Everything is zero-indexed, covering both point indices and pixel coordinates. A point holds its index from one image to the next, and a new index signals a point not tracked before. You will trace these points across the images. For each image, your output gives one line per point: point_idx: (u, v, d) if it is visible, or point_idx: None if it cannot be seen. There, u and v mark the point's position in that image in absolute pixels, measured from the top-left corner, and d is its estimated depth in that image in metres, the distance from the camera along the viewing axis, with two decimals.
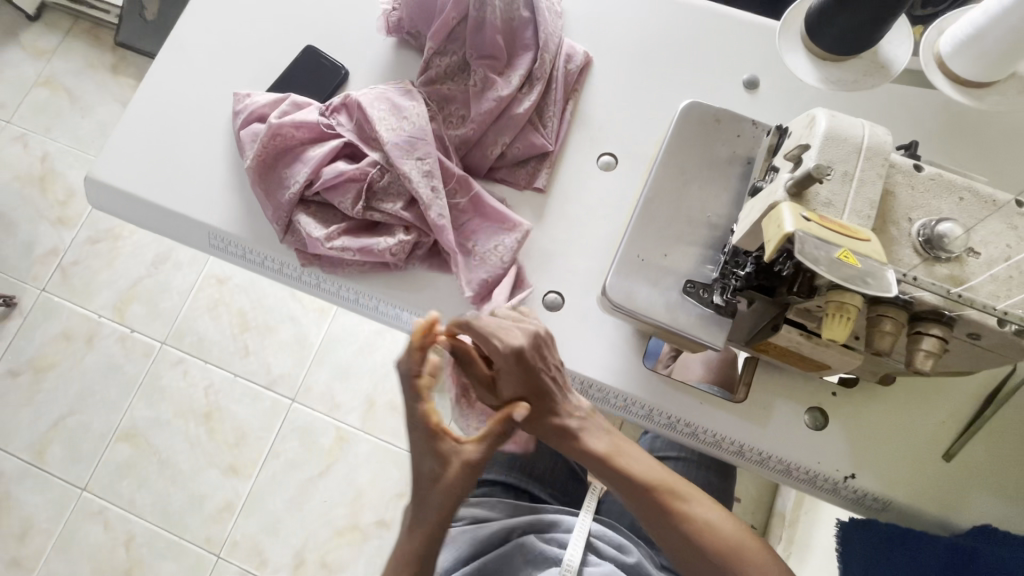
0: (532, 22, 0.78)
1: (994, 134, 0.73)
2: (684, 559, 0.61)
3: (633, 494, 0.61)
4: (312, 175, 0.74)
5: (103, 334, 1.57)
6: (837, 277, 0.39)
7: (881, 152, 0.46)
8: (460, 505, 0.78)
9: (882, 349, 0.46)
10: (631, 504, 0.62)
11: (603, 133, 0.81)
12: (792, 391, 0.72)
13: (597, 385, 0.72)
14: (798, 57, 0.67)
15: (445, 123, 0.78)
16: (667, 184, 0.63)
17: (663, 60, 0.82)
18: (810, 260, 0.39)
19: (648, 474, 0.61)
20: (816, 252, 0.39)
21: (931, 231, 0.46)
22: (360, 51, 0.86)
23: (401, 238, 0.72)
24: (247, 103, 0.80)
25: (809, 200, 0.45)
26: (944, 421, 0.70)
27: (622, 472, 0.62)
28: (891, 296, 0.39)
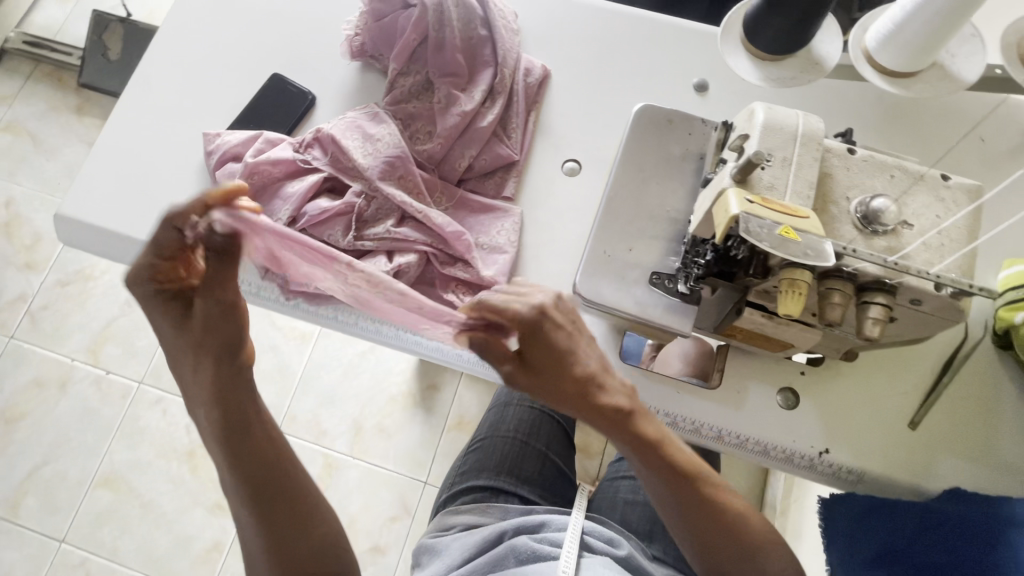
0: (490, 40, 0.82)
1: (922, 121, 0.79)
2: (722, 544, 0.62)
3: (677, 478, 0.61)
4: (295, 212, 0.76)
5: (78, 378, 1.53)
6: (782, 251, 0.41)
7: (815, 138, 0.50)
8: (451, 513, 0.79)
9: (833, 320, 0.49)
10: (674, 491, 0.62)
11: (565, 141, 0.84)
12: (763, 373, 0.75)
13: None
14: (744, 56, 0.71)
15: (413, 139, 0.80)
16: (626, 183, 0.67)
17: (617, 69, 0.87)
18: (754, 236, 0.41)
19: (689, 458, 0.63)
20: (760, 229, 0.42)
21: (867, 207, 0.50)
22: (326, 77, 0.88)
23: (380, 267, 0.73)
24: (219, 143, 0.81)
25: (754, 185, 0.48)
26: (907, 390, 0.74)
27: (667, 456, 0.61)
28: (831, 265, 0.41)
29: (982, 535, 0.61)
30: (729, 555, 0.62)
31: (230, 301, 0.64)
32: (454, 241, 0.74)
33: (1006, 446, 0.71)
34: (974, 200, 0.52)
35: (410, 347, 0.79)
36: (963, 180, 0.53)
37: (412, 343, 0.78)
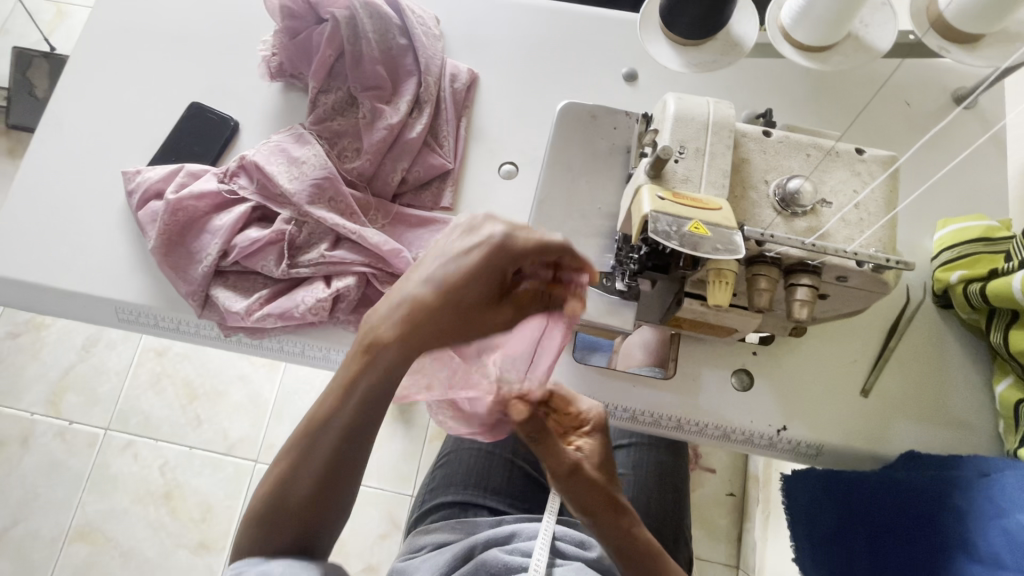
0: (410, 48, 0.80)
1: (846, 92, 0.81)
2: None
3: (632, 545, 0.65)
4: (225, 245, 0.73)
5: (39, 432, 1.47)
6: (692, 248, 0.41)
7: (727, 125, 0.49)
8: (421, 533, 0.77)
9: (761, 306, 0.49)
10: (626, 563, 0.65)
11: (500, 144, 0.83)
12: (716, 357, 0.75)
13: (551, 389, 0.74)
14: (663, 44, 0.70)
15: (341, 157, 0.78)
16: (556, 184, 0.66)
17: (546, 65, 0.85)
18: (660, 237, 0.41)
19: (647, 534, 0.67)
20: (668, 228, 0.42)
21: (784, 190, 0.50)
22: (247, 101, 0.85)
23: (318, 295, 0.71)
24: (139, 181, 0.78)
25: (668, 179, 0.47)
26: (857, 359, 0.74)
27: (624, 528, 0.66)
28: (742, 255, 0.41)
29: (927, 494, 0.59)
30: None
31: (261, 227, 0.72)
32: (393, 259, 0.72)
33: (954, 403, 0.72)
34: (890, 170, 0.52)
35: None
36: (879, 152, 0.53)
37: None
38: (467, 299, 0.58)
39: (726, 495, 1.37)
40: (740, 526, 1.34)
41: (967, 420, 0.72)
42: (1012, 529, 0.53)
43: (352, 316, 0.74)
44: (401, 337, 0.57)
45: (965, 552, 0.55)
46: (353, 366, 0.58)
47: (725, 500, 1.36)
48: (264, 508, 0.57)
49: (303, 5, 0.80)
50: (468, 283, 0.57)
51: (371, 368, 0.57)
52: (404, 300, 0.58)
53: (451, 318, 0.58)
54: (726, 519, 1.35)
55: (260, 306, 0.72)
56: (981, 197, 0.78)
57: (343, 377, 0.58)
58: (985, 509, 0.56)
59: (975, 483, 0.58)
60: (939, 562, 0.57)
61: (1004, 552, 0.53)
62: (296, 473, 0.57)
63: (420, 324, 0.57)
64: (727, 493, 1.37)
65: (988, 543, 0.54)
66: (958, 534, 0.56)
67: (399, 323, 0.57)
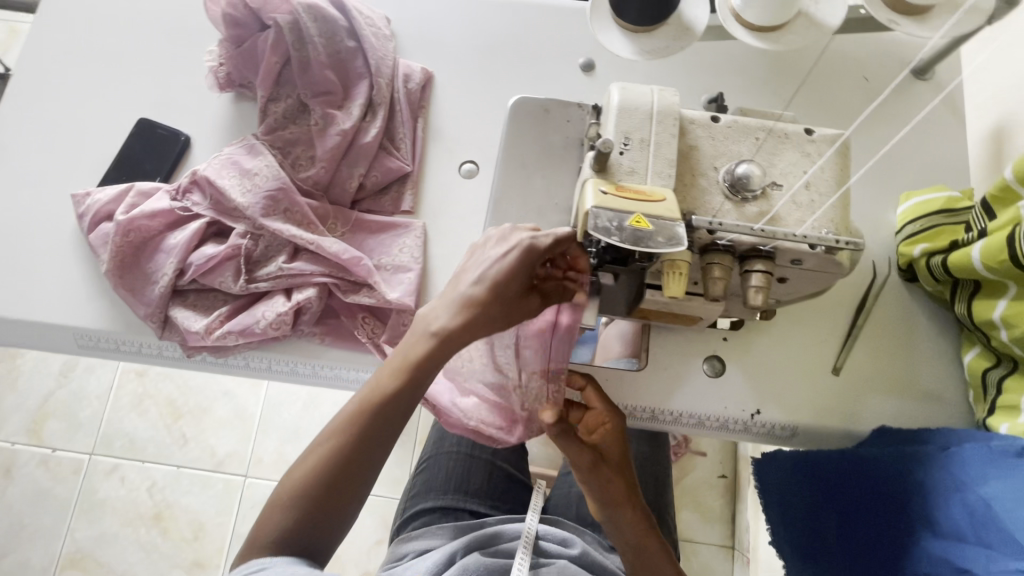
0: (360, 51, 0.79)
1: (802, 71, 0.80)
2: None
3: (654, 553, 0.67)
4: (180, 264, 0.72)
5: (22, 462, 1.45)
6: (633, 244, 0.41)
7: (671, 114, 0.49)
8: (402, 542, 0.75)
9: (716, 295, 0.49)
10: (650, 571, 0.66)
11: (459, 142, 0.81)
12: (687, 346, 0.74)
13: None
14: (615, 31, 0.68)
15: (295, 166, 0.76)
16: (511, 182, 0.65)
17: (502, 59, 0.84)
18: (600, 233, 0.40)
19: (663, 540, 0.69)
20: (608, 224, 0.41)
21: (733, 175, 0.49)
22: (197, 113, 0.83)
23: (278, 308, 0.69)
24: (89, 203, 0.76)
25: (613, 172, 0.47)
26: (827, 338, 0.74)
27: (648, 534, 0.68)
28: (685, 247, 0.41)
29: (890, 472, 0.59)
30: None
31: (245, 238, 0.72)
32: (353, 267, 0.71)
33: (924, 376, 0.73)
34: (839, 149, 0.51)
35: (333, 382, 0.76)
36: (828, 131, 0.52)
37: (332, 376, 0.75)
38: (510, 295, 0.58)
39: (719, 477, 1.38)
40: (733, 507, 1.35)
41: (937, 392, 0.72)
42: (972, 503, 0.54)
43: (316, 328, 0.73)
44: (461, 327, 0.58)
45: (929, 528, 0.56)
46: (416, 350, 0.58)
47: (717, 482, 1.36)
48: (305, 491, 0.53)
49: (245, 12, 0.78)
50: (521, 272, 0.57)
51: (420, 363, 0.57)
52: (455, 298, 0.59)
53: (497, 314, 0.58)
54: (720, 500, 1.35)
55: (220, 324, 0.70)
56: (941, 169, 0.78)
57: (391, 374, 0.57)
58: (946, 484, 0.56)
59: (935, 459, 0.58)
60: (904, 539, 0.57)
61: (965, 526, 0.54)
62: (339, 457, 0.54)
63: (477, 315, 0.58)
64: (719, 475, 1.37)
65: (950, 518, 0.55)
66: (922, 510, 0.57)
67: (452, 317, 0.58)
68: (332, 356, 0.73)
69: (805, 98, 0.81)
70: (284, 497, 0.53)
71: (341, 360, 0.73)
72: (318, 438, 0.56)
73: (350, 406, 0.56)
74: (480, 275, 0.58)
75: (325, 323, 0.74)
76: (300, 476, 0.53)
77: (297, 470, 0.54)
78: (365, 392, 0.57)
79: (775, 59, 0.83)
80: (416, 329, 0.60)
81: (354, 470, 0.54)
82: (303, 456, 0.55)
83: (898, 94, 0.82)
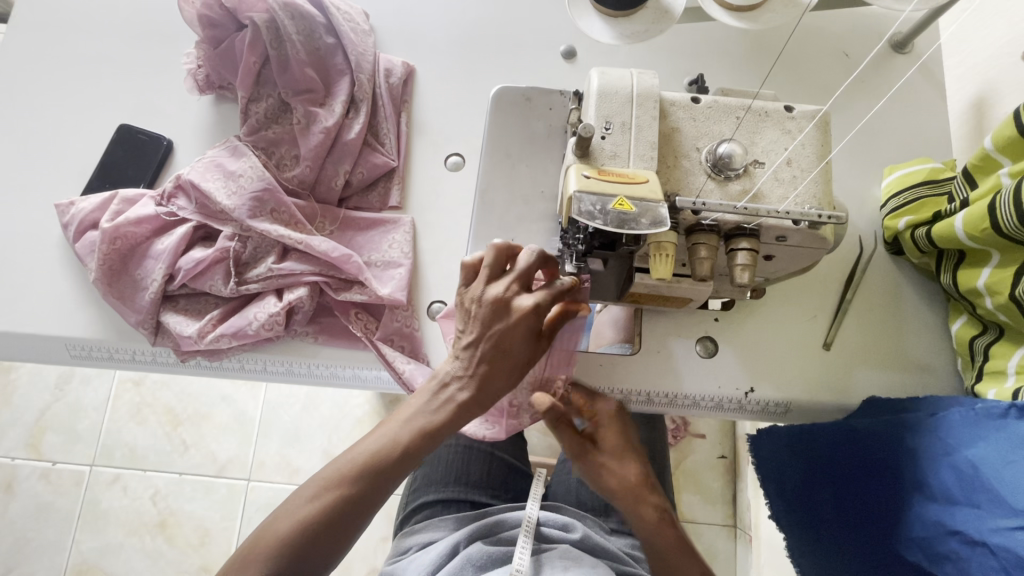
0: (339, 47, 0.78)
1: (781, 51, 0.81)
2: None
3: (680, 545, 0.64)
4: (169, 269, 0.71)
5: (23, 476, 1.45)
6: (616, 226, 0.41)
7: (651, 96, 0.49)
8: (406, 535, 0.75)
9: (703, 275, 0.49)
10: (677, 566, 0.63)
11: (444, 135, 0.81)
12: (679, 328, 0.75)
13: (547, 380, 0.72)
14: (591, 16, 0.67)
15: (280, 166, 0.76)
16: (496, 172, 0.65)
17: (483, 50, 0.84)
18: (583, 218, 0.41)
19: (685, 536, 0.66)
20: (591, 209, 0.42)
21: (715, 156, 0.49)
22: (177, 118, 0.82)
23: (270, 309, 0.69)
24: (73, 212, 0.75)
25: (596, 157, 0.47)
26: (817, 314, 0.75)
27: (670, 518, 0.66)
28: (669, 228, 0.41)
29: (880, 440, 0.60)
30: None
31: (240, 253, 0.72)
32: (343, 264, 0.70)
33: (913, 347, 0.74)
34: (819, 124, 0.51)
35: (330, 381, 0.76)
36: (807, 107, 0.52)
37: (327, 375, 0.75)
38: (522, 358, 0.56)
39: (719, 458, 1.39)
40: (734, 486, 1.36)
41: (927, 363, 0.73)
42: (960, 465, 0.54)
43: (309, 327, 0.73)
44: (479, 395, 0.56)
45: (922, 494, 0.56)
46: (438, 415, 0.57)
47: (718, 462, 1.38)
48: (299, 534, 0.51)
49: (221, 13, 0.77)
50: (527, 336, 0.56)
51: (440, 430, 0.56)
52: (466, 362, 0.57)
53: (512, 379, 0.57)
54: (720, 481, 1.37)
55: (213, 328, 0.70)
56: (924, 141, 0.79)
57: (409, 432, 0.56)
58: (936, 449, 0.57)
59: (924, 424, 0.59)
60: (898, 505, 0.58)
61: (955, 488, 0.54)
62: (346, 507, 0.53)
63: (488, 373, 0.56)
64: (719, 456, 1.39)
65: (940, 481, 0.55)
66: (914, 476, 0.57)
67: (471, 387, 0.56)
68: (327, 354, 0.73)
69: (787, 77, 0.82)
70: (278, 536, 0.51)
71: (336, 359, 0.73)
72: (319, 483, 0.54)
73: (360, 460, 0.54)
74: (484, 340, 0.56)
75: (319, 322, 0.74)
76: (299, 519, 0.52)
77: (293, 513, 0.52)
78: (381, 447, 0.55)
79: (755, 40, 0.83)
80: (432, 393, 0.58)
81: (352, 519, 0.53)
82: (301, 498, 0.53)
83: (879, 68, 0.82)
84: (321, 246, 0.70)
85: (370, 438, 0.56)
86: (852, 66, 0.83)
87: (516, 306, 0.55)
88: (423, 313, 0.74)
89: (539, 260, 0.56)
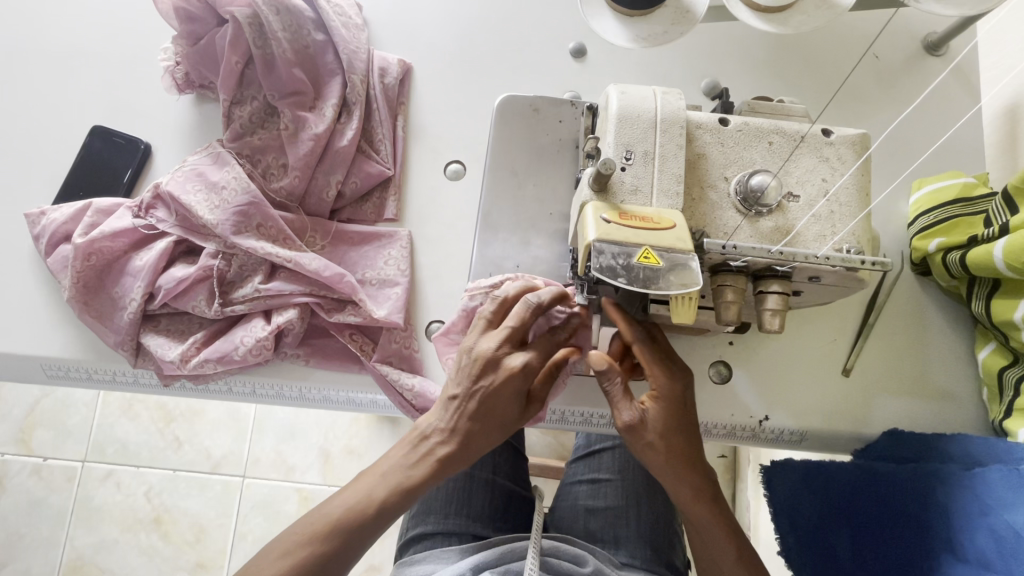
0: (330, 45, 0.72)
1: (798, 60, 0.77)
2: None
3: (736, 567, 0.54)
4: (149, 287, 0.66)
5: (14, 472, 1.42)
6: (639, 283, 0.38)
7: (676, 122, 0.44)
8: (405, 566, 0.71)
9: (729, 321, 0.45)
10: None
11: (444, 140, 0.75)
12: (691, 351, 0.70)
13: (553, 408, 0.69)
14: (599, 11, 0.56)
15: (266, 176, 0.70)
16: (502, 190, 0.61)
17: (486, 48, 0.77)
18: (606, 275, 0.37)
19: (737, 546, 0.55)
20: (614, 263, 0.38)
21: (746, 187, 0.44)
22: (155, 118, 0.76)
23: (258, 333, 0.65)
24: (45, 222, 0.70)
25: (616, 191, 0.43)
26: (837, 338, 0.71)
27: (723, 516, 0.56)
28: (699, 286, 0.38)
29: (911, 491, 0.59)
30: None
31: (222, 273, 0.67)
32: (336, 284, 0.66)
33: (935, 372, 0.70)
34: (860, 152, 0.46)
35: (323, 404, 0.72)
36: (847, 131, 0.47)
37: (318, 398, 0.71)
38: (507, 418, 0.53)
39: (719, 457, 1.37)
40: (734, 486, 1.34)
41: (950, 390, 0.69)
42: (1000, 530, 0.52)
43: (300, 349, 0.68)
44: (459, 452, 0.53)
45: (952, 553, 0.55)
46: (412, 470, 0.53)
47: (718, 462, 1.36)
48: None
49: (200, 6, 0.71)
50: (515, 395, 0.52)
51: (414, 485, 0.52)
52: (449, 416, 0.53)
53: (496, 436, 0.53)
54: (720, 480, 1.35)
55: (196, 351, 0.66)
56: (959, 153, 0.73)
57: (385, 488, 0.52)
58: (972, 508, 0.55)
59: (959, 478, 0.57)
60: (926, 560, 0.56)
61: (992, 554, 0.52)
62: (316, 568, 0.49)
63: (476, 432, 0.52)
64: (719, 455, 1.36)
65: (976, 545, 0.53)
66: (944, 534, 0.56)
67: (451, 444, 0.53)
68: (320, 377, 0.69)
69: (811, 81, 0.76)
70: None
71: (330, 381, 0.69)
72: (292, 538, 0.50)
73: (333, 516, 0.51)
74: (469, 398, 0.52)
75: (310, 343, 0.69)
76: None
77: (259, 572, 0.49)
78: (356, 504, 0.51)
79: (779, 38, 0.78)
80: (412, 445, 0.54)
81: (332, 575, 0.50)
82: (274, 553, 0.49)
83: (911, 73, 0.76)
84: (314, 267, 0.65)
85: (344, 494, 0.53)
86: (884, 69, 0.77)
87: (505, 365, 0.52)
88: (422, 333, 0.70)
89: (534, 314, 0.53)
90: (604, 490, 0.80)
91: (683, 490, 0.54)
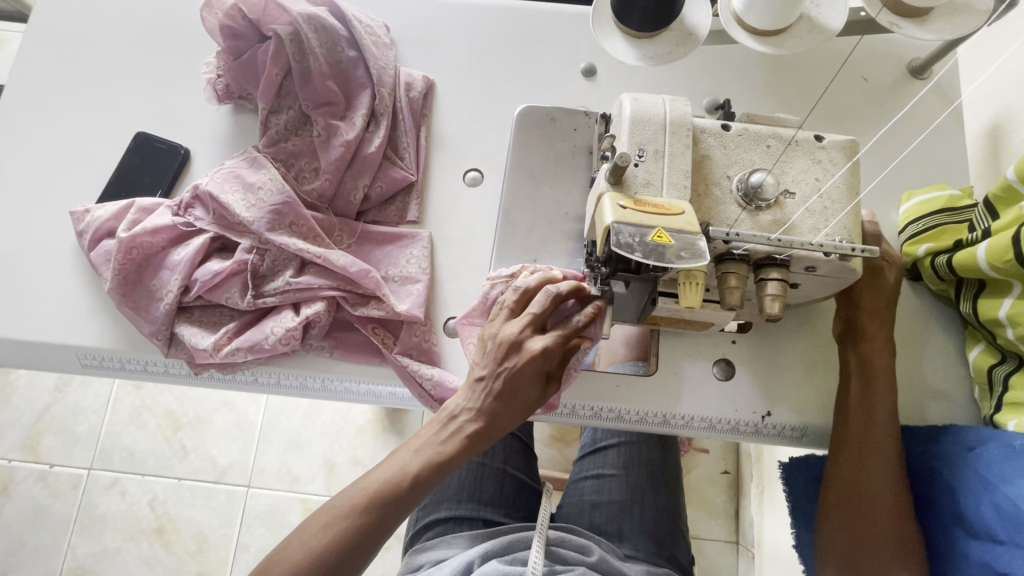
0: (361, 60, 0.78)
1: (790, 82, 0.83)
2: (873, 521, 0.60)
3: (875, 441, 0.62)
4: (185, 280, 0.71)
5: (19, 478, 1.43)
6: (655, 258, 0.42)
7: (683, 125, 0.50)
8: (418, 552, 0.74)
9: (733, 304, 0.49)
10: (869, 448, 0.62)
11: (464, 150, 0.81)
12: (695, 348, 0.74)
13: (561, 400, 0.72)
14: (612, 37, 0.60)
15: (299, 179, 0.75)
16: (520, 192, 0.66)
17: (504, 66, 0.84)
18: (624, 250, 0.42)
19: (880, 421, 0.63)
20: (631, 240, 0.43)
21: (746, 184, 0.49)
22: (195, 127, 0.82)
23: (288, 324, 0.69)
24: (89, 220, 0.74)
25: (630, 185, 0.48)
26: (834, 338, 0.74)
27: (877, 401, 0.63)
28: (707, 262, 0.43)
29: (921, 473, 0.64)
30: (880, 529, 0.60)
31: (252, 266, 0.71)
32: (361, 279, 0.70)
33: (930, 370, 0.73)
34: (849, 155, 0.51)
35: (348, 397, 0.75)
36: (837, 137, 0.52)
37: (340, 391, 0.74)
38: (529, 400, 0.57)
39: (721, 473, 1.38)
40: (737, 502, 1.35)
41: (943, 392, 0.72)
42: (1000, 501, 0.56)
43: (325, 341, 0.72)
44: (484, 430, 0.56)
45: (965, 528, 0.59)
46: (448, 447, 0.56)
47: (721, 478, 1.37)
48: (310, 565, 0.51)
49: (244, 24, 0.78)
50: (537, 378, 0.56)
51: (442, 466, 0.55)
52: (475, 396, 0.57)
53: (520, 416, 0.57)
54: (723, 496, 1.35)
55: (228, 341, 0.70)
56: (946, 167, 0.78)
57: (420, 462, 0.56)
58: (976, 484, 0.59)
59: (962, 458, 0.61)
60: (941, 536, 0.61)
61: (996, 525, 0.56)
62: (355, 538, 0.52)
63: (501, 411, 0.56)
64: (722, 471, 1.37)
65: (981, 517, 0.57)
66: (955, 509, 0.60)
67: (478, 420, 0.56)
68: (341, 369, 0.72)
69: (805, 100, 0.82)
70: (290, 562, 0.51)
71: (352, 374, 0.72)
72: (332, 512, 0.53)
73: (370, 489, 0.54)
74: (495, 378, 0.56)
75: (334, 337, 0.73)
76: (310, 547, 0.52)
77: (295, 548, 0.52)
78: (391, 478, 0.55)
79: (774, 62, 0.84)
80: (441, 423, 0.58)
81: (361, 548, 0.53)
82: (313, 526, 0.53)
83: (898, 94, 0.82)
84: (341, 261, 0.70)
85: (379, 471, 0.56)
86: (873, 90, 0.82)
87: (527, 348, 0.56)
88: (441, 329, 0.73)
89: (554, 302, 0.56)
90: (608, 485, 0.83)
91: (871, 374, 0.64)
